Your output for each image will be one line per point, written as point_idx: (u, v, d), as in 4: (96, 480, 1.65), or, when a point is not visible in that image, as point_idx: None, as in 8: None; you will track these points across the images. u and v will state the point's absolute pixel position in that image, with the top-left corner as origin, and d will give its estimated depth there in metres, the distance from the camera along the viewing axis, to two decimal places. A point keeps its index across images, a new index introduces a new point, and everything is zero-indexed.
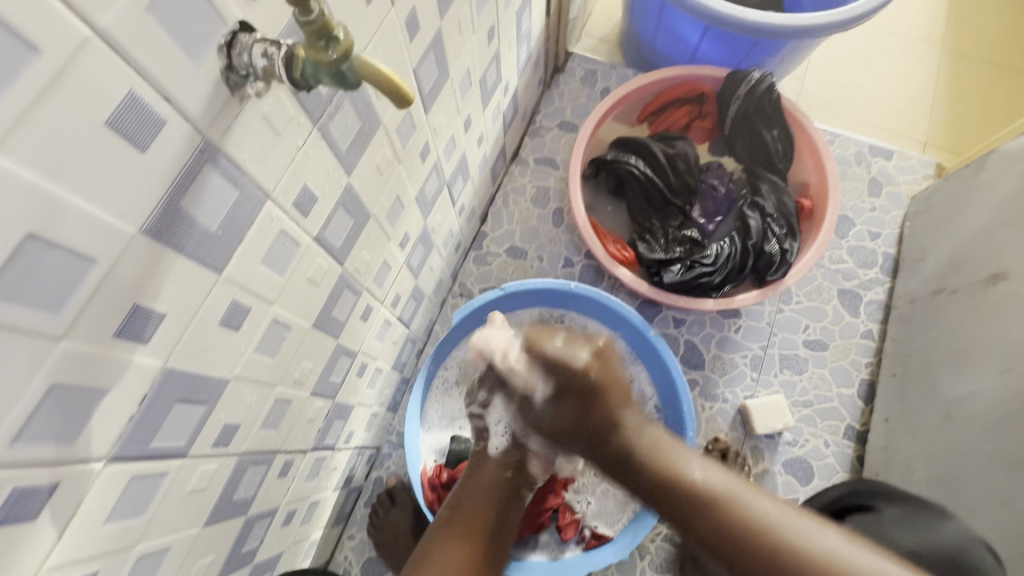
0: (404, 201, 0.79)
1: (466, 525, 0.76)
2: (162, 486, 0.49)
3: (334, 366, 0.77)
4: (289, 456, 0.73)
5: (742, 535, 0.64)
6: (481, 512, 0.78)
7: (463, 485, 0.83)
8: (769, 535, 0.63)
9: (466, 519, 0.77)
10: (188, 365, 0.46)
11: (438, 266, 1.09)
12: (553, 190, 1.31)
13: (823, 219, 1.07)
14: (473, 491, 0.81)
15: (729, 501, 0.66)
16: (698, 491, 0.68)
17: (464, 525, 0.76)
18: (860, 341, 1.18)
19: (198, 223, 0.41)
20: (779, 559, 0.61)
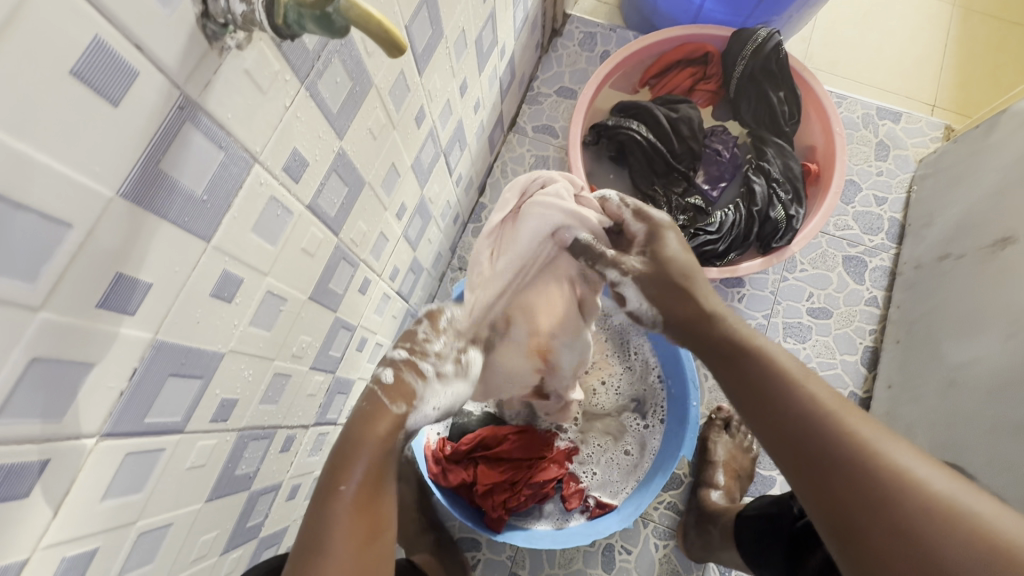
0: (400, 169, 0.76)
1: (355, 517, 0.58)
2: (160, 462, 0.47)
3: (333, 340, 0.75)
4: (290, 431, 0.72)
5: (820, 443, 0.55)
6: (369, 487, 0.60)
7: (337, 458, 0.61)
8: (859, 450, 0.52)
9: (359, 502, 0.59)
10: (180, 338, 0.44)
11: (436, 238, 1.07)
12: (552, 159, 1.27)
13: (830, 183, 1.04)
14: (350, 464, 0.60)
15: (826, 414, 0.56)
16: (764, 393, 0.62)
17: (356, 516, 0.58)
18: (865, 308, 1.16)
19: (182, 186, 0.38)
20: (861, 472, 0.51)
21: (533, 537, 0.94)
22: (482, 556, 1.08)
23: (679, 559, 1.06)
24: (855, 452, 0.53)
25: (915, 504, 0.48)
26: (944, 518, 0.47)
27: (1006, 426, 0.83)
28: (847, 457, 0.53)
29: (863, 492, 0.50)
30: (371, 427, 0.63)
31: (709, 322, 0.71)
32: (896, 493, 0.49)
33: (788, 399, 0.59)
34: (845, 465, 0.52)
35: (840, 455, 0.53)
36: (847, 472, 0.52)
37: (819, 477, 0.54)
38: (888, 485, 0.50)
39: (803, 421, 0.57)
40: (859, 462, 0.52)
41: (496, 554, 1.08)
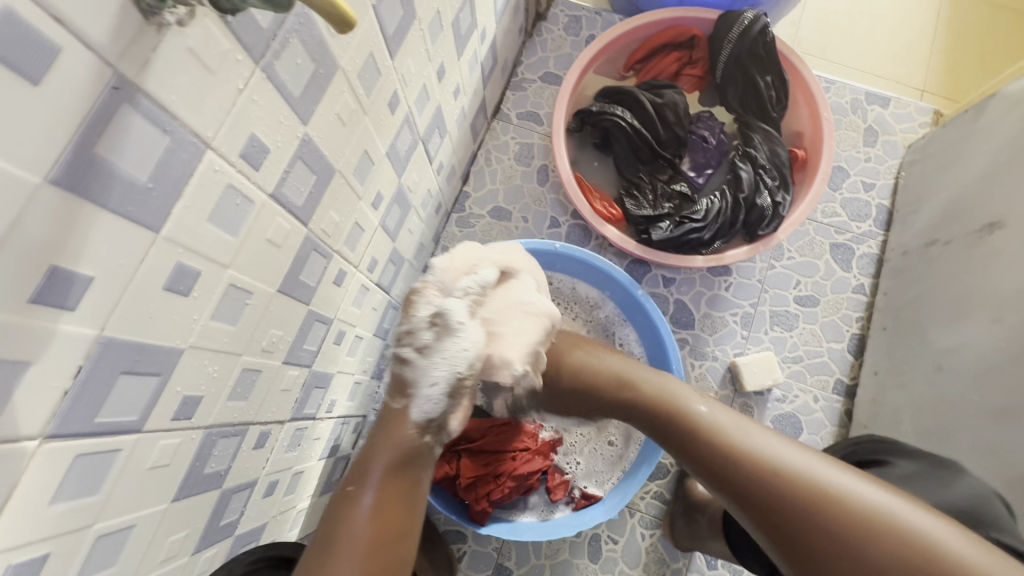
0: (374, 156, 0.73)
1: (370, 525, 0.60)
2: (116, 463, 0.45)
3: (308, 334, 0.73)
4: (264, 427, 0.70)
5: (772, 505, 0.60)
6: (384, 496, 0.63)
7: (359, 468, 0.65)
8: (812, 501, 0.58)
9: (377, 516, 0.61)
10: (131, 334, 0.42)
11: (418, 228, 1.05)
12: (537, 146, 1.25)
13: (817, 169, 1.03)
14: (370, 473, 0.64)
15: (771, 475, 0.61)
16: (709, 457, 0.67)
17: (374, 528, 0.60)
18: (851, 295, 1.16)
19: (122, 172, 0.36)
20: (832, 532, 0.56)
21: (517, 529, 0.93)
22: (468, 548, 1.07)
23: (665, 548, 1.07)
24: (807, 501, 0.58)
25: (872, 536, 0.55)
26: (901, 546, 0.53)
27: (992, 413, 0.83)
28: (799, 509, 0.58)
29: (823, 538, 0.56)
30: (388, 440, 0.67)
31: (635, 390, 0.77)
32: (853, 535, 0.55)
33: (732, 456, 0.65)
34: (816, 529, 0.57)
35: (793, 505, 0.59)
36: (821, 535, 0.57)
37: (785, 534, 0.59)
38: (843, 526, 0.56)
39: (751, 478, 0.62)
40: (812, 511, 0.58)
41: (482, 546, 1.07)
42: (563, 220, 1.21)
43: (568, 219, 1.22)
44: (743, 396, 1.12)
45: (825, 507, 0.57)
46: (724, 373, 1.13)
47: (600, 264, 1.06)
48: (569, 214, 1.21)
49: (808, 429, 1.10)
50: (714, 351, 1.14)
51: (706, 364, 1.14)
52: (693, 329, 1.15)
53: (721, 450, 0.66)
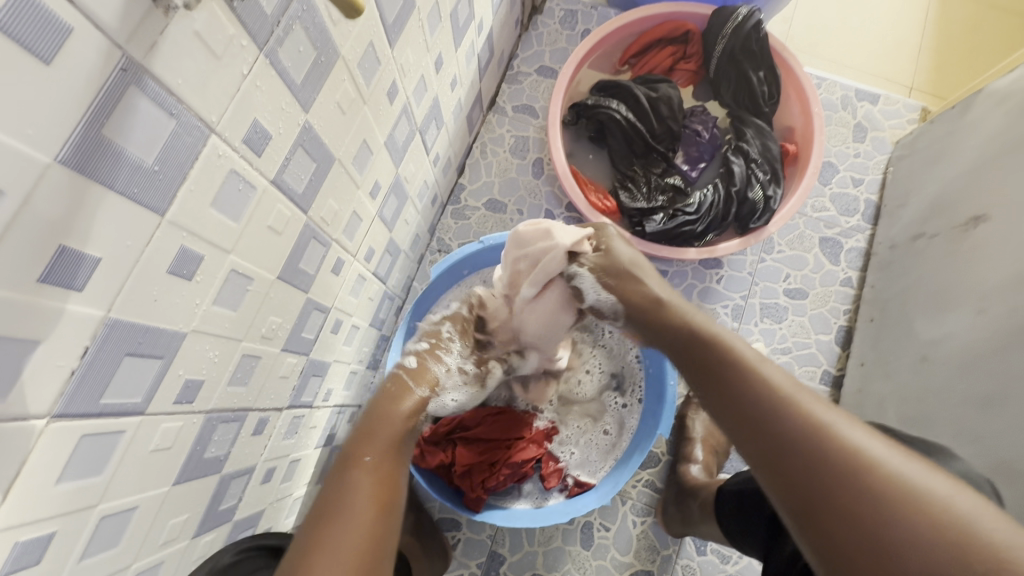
0: (372, 146, 0.74)
1: (375, 480, 0.59)
2: (120, 445, 0.46)
3: (306, 322, 0.74)
4: (262, 413, 0.71)
5: (771, 415, 0.55)
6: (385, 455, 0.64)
7: (357, 438, 0.65)
8: (813, 420, 0.52)
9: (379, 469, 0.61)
10: (135, 316, 0.42)
11: (414, 219, 1.05)
12: (532, 139, 1.26)
13: (808, 163, 1.05)
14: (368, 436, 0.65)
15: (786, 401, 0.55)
16: (729, 369, 0.61)
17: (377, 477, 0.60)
18: (839, 288, 1.18)
19: (129, 155, 0.36)
20: (831, 464, 0.49)
21: (512, 516, 0.94)
22: (462, 535, 1.09)
23: (656, 534, 1.09)
24: (804, 424, 0.52)
25: (870, 467, 0.47)
26: (897, 493, 0.45)
27: (975, 402, 0.85)
28: (797, 430, 0.52)
29: (805, 461, 0.50)
30: (388, 411, 0.71)
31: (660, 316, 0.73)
32: (845, 465, 0.48)
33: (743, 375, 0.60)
34: (816, 459, 0.50)
35: (792, 426, 0.52)
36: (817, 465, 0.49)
37: (773, 449, 0.53)
38: (840, 456, 0.49)
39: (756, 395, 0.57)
40: (806, 433, 0.51)
41: (476, 533, 1.09)
42: (558, 213, 1.22)
43: (563, 212, 1.23)
44: None
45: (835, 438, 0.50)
46: None
47: None
48: (564, 207, 1.22)
49: None
50: None
51: None
52: None
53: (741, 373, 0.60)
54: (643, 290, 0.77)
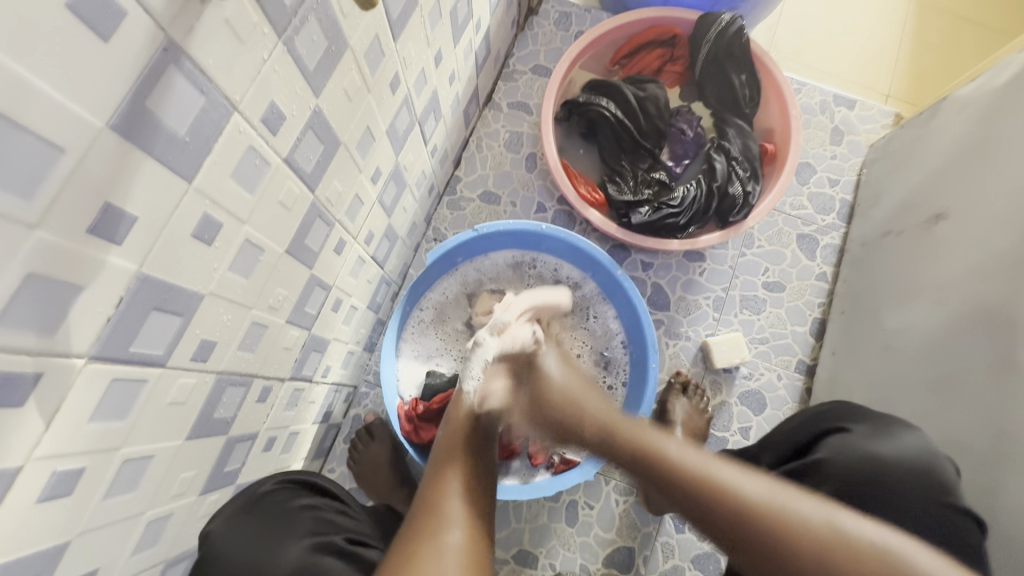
0: (375, 133, 0.79)
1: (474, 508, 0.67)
2: (143, 393, 0.50)
3: (309, 297, 0.79)
4: (266, 382, 0.75)
5: (710, 509, 0.58)
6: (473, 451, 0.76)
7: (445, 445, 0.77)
8: (754, 511, 0.56)
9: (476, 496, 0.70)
10: (162, 274, 0.47)
11: (412, 207, 1.10)
12: (526, 135, 1.31)
13: (785, 162, 1.11)
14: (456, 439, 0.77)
15: (722, 498, 0.57)
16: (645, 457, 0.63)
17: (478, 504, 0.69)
18: (815, 282, 1.25)
19: (166, 126, 0.41)
20: (800, 561, 0.53)
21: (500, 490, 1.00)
22: None
23: (637, 512, 1.14)
24: (736, 509, 0.57)
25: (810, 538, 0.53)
26: (850, 556, 0.52)
27: (934, 384, 0.91)
28: (730, 515, 0.57)
29: (744, 542, 0.56)
30: (460, 415, 0.81)
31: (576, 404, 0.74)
32: (788, 543, 0.54)
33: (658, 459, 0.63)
34: (782, 555, 0.54)
35: (725, 510, 0.57)
36: (785, 564, 0.54)
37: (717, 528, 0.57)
38: (784, 531, 0.54)
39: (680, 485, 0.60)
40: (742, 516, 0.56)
41: None
42: (549, 206, 1.28)
43: (554, 204, 1.28)
44: (712, 373, 1.20)
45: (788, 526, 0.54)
46: (696, 352, 1.21)
47: (582, 246, 1.13)
48: (555, 200, 1.28)
49: (771, 405, 1.19)
50: (687, 331, 1.22)
51: (680, 343, 1.22)
52: (669, 311, 1.23)
53: (665, 471, 0.61)
54: (547, 375, 0.80)
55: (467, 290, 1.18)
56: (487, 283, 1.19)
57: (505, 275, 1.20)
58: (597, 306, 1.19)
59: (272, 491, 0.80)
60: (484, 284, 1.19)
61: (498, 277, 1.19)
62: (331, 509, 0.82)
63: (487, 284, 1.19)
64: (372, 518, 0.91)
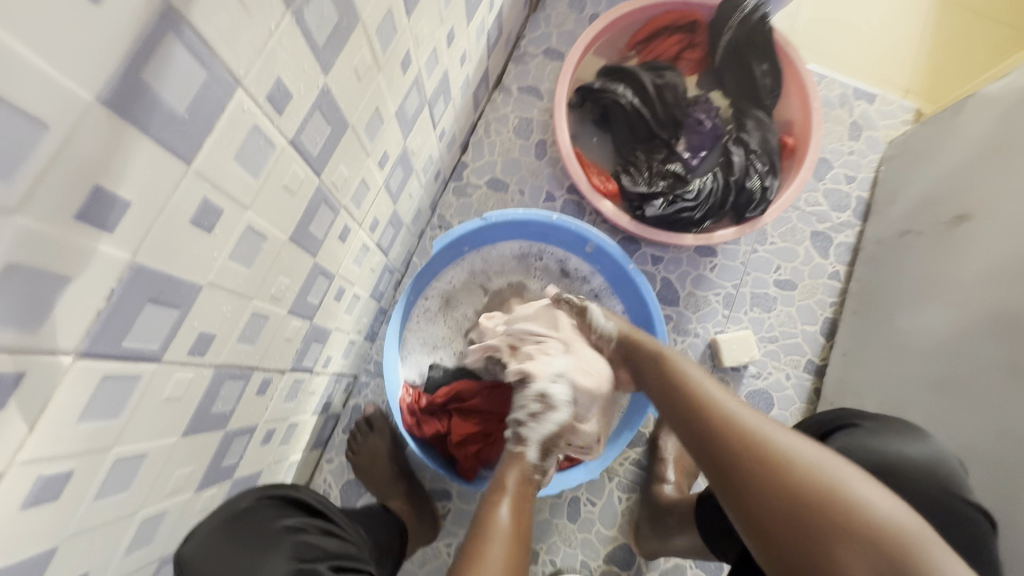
0: (384, 115, 0.74)
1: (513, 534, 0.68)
2: (137, 390, 0.47)
3: (312, 287, 0.75)
4: (266, 374, 0.72)
5: (715, 431, 0.65)
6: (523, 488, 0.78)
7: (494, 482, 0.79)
8: (749, 435, 0.62)
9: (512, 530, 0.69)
10: (158, 263, 0.43)
11: (418, 193, 1.06)
12: (536, 121, 1.26)
13: (805, 157, 1.07)
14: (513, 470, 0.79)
15: (731, 425, 0.65)
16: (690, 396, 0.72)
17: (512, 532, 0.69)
18: (827, 281, 1.22)
19: (164, 102, 0.37)
20: (765, 466, 0.59)
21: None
22: (452, 506, 1.12)
23: None
24: (747, 434, 0.63)
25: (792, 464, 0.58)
26: (814, 483, 0.56)
27: (947, 387, 0.89)
28: (737, 437, 0.63)
29: (729, 453, 0.63)
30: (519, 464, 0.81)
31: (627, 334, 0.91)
32: (758, 457, 0.60)
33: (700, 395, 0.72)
34: (753, 462, 0.60)
35: (738, 432, 0.64)
36: (754, 467, 0.60)
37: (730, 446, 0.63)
38: (780, 455, 0.59)
39: (713, 412, 0.68)
40: (748, 439, 0.62)
41: (467, 503, 1.11)
42: (558, 195, 1.24)
43: (563, 194, 1.24)
44: (720, 371, 1.18)
45: (764, 444, 0.61)
46: (704, 349, 1.19)
47: (592, 238, 1.09)
48: (564, 189, 1.24)
49: (779, 404, 1.17)
50: (696, 328, 1.20)
51: (689, 340, 1.20)
52: (678, 307, 1.21)
53: (703, 404, 0.70)
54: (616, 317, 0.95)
55: (473, 282, 1.15)
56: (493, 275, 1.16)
57: (512, 267, 1.17)
58: (605, 299, 1.16)
59: (249, 509, 0.68)
60: (490, 275, 1.16)
61: (505, 268, 1.16)
62: (315, 528, 0.70)
63: (494, 275, 1.16)
64: (359, 535, 0.79)
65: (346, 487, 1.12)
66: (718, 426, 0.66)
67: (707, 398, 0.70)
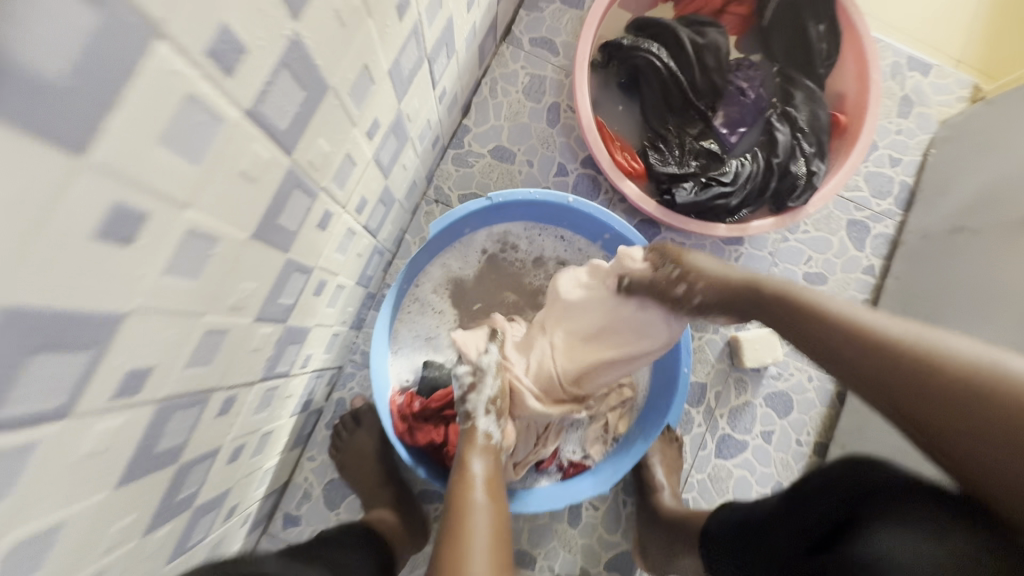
0: (373, 74, 0.59)
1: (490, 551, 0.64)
2: (36, 459, 0.35)
3: (284, 286, 0.62)
4: (230, 391, 0.60)
5: (868, 355, 0.53)
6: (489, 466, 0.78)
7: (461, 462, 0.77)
8: (921, 368, 0.49)
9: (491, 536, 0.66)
10: (43, 299, 0.30)
11: (413, 163, 0.91)
12: (549, 81, 1.10)
13: (857, 139, 0.93)
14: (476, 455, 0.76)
15: (891, 348, 0.52)
16: (817, 338, 0.59)
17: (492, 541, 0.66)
18: (860, 276, 1.12)
19: (25, 63, 0.23)
20: (965, 423, 0.46)
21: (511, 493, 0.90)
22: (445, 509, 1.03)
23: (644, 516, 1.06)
24: (919, 383, 0.49)
25: (892, 361, 0.52)
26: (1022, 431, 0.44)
27: None
28: (871, 358, 0.53)
29: (916, 403, 0.49)
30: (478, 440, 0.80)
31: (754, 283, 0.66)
32: (919, 380, 0.49)
33: (849, 348, 0.55)
34: (937, 402, 0.48)
35: (915, 379, 0.49)
36: (942, 409, 0.47)
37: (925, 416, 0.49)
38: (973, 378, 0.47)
39: (860, 364, 0.54)
40: (926, 384, 0.49)
41: None
42: (571, 169, 1.09)
43: (577, 168, 1.09)
44: (739, 371, 1.09)
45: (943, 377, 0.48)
46: (723, 346, 1.09)
47: (613, 223, 0.94)
48: (579, 162, 1.09)
49: (798, 408, 1.10)
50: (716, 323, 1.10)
51: (707, 335, 1.10)
52: None
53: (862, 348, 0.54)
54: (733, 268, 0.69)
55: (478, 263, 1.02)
56: (503, 257, 1.03)
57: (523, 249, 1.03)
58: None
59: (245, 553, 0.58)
60: (498, 258, 1.03)
61: (516, 250, 1.03)
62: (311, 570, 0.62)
63: (502, 256, 1.03)
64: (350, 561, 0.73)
65: (329, 487, 1.03)
66: (863, 354, 0.54)
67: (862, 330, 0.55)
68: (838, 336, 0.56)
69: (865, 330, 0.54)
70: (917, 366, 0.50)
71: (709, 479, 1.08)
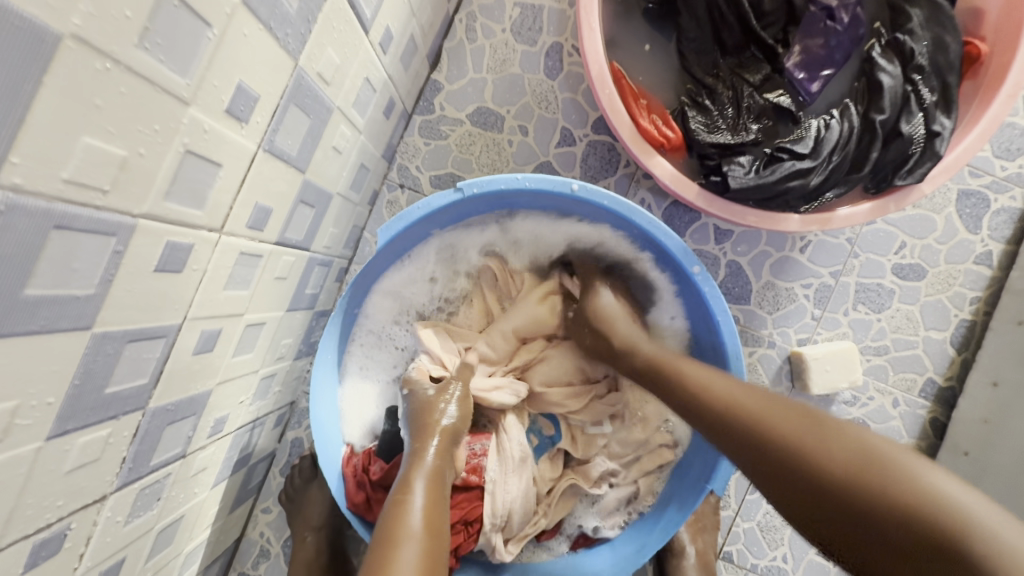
0: (209, 12, 0.33)
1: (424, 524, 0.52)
2: None
3: (112, 370, 0.39)
4: (39, 533, 0.39)
5: (777, 455, 0.48)
6: (457, 421, 0.67)
7: (421, 424, 0.65)
8: (813, 464, 0.46)
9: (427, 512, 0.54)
10: None
11: (354, 142, 0.65)
12: (547, 12, 0.80)
13: (1001, 77, 0.63)
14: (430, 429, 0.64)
15: (786, 442, 0.48)
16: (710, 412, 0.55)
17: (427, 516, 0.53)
18: (971, 266, 0.83)
19: None
20: (845, 500, 0.43)
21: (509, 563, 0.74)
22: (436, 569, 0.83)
23: None
24: (811, 471, 0.46)
25: (792, 454, 0.47)
26: (899, 515, 0.40)
27: None
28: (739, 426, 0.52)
29: (806, 487, 0.46)
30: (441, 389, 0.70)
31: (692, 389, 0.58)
32: (809, 467, 0.46)
33: (723, 414, 0.54)
34: (828, 495, 0.44)
35: (799, 473, 0.46)
36: (827, 499, 0.44)
37: (830, 537, 0.44)
38: (813, 480, 0.45)
39: (765, 481, 0.49)
40: (812, 473, 0.45)
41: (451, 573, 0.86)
42: (579, 135, 0.81)
43: (587, 133, 0.81)
44: (800, 395, 0.85)
45: (834, 470, 0.44)
46: (782, 365, 0.84)
47: (640, 220, 0.68)
48: (589, 126, 0.81)
49: None
50: (772, 335, 0.84)
51: (760, 350, 0.84)
52: (747, 305, 0.84)
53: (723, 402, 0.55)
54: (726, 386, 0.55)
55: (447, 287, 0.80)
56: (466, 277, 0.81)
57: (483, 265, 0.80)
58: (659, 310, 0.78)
59: None
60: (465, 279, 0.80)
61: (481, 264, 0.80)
62: None
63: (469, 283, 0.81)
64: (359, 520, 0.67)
65: (288, 544, 0.85)
66: (768, 443, 0.49)
67: (773, 432, 0.49)
68: (718, 395, 0.56)
69: (731, 395, 0.55)
70: (794, 451, 0.47)
71: (758, 529, 0.85)
